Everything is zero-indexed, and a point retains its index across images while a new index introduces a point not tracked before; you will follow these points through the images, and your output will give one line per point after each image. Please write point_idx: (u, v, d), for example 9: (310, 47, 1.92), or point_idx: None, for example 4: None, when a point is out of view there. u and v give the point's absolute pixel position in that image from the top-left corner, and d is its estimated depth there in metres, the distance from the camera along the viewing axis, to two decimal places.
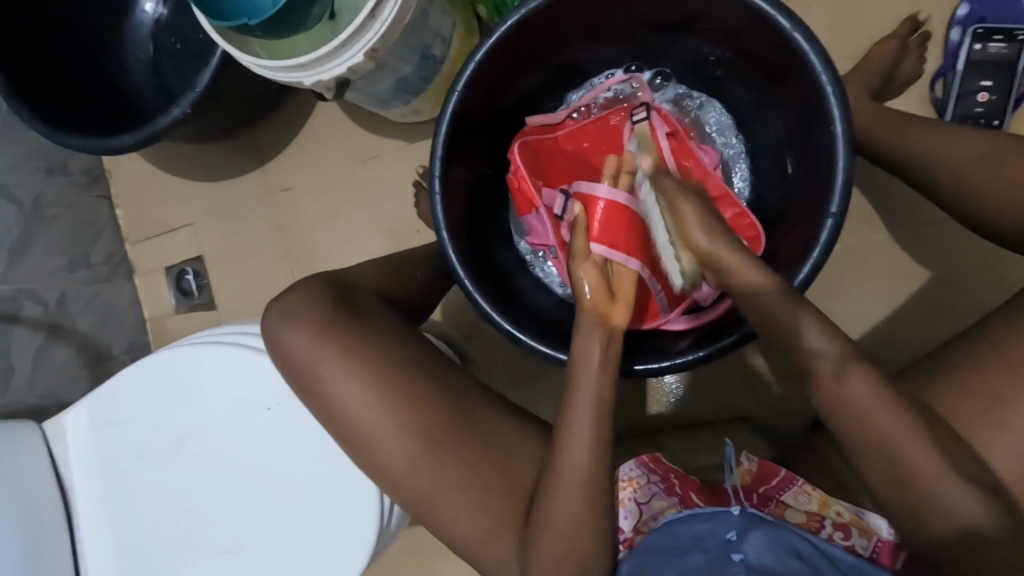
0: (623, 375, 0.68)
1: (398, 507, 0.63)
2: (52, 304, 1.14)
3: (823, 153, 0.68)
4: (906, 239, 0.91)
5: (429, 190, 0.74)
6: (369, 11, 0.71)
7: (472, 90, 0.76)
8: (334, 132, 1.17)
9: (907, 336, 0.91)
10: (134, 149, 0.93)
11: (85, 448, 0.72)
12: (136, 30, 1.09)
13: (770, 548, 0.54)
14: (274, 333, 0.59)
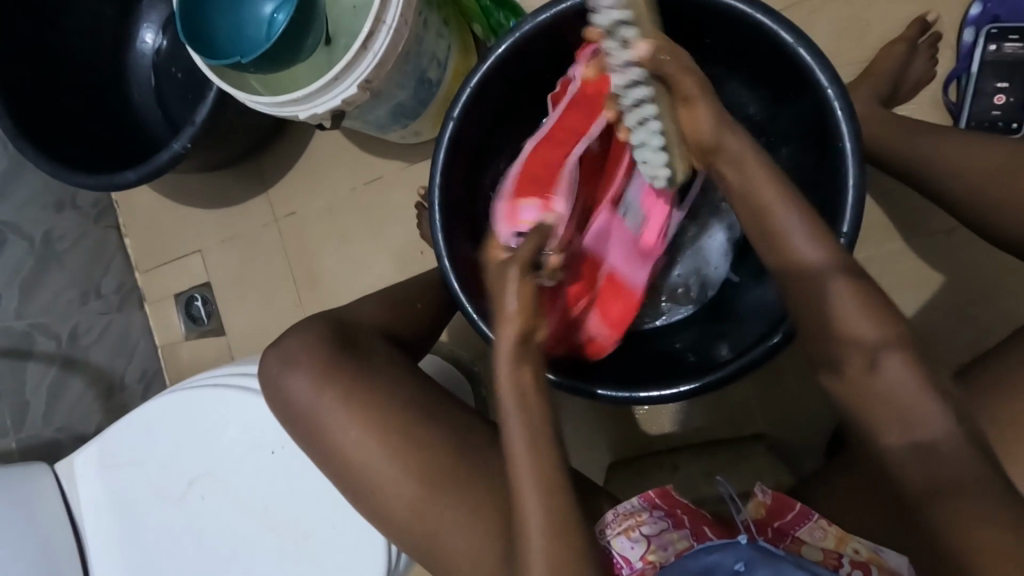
0: (589, 399, 0.67)
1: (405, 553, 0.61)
2: (65, 338, 1.15)
3: (831, 167, 0.66)
4: (924, 247, 0.88)
5: (429, 218, 0.74)
6: (361, 43, 0.70)
7: (470, 116, 0.76)
8: (336, 155, 1.16)
9: (932, 347, 0.87)
10: (137, 184, 0.93)
11: (99, 488, 0.72)
12: (138, 62, 1.10)
13: None
14: (275, 377, 0.59)
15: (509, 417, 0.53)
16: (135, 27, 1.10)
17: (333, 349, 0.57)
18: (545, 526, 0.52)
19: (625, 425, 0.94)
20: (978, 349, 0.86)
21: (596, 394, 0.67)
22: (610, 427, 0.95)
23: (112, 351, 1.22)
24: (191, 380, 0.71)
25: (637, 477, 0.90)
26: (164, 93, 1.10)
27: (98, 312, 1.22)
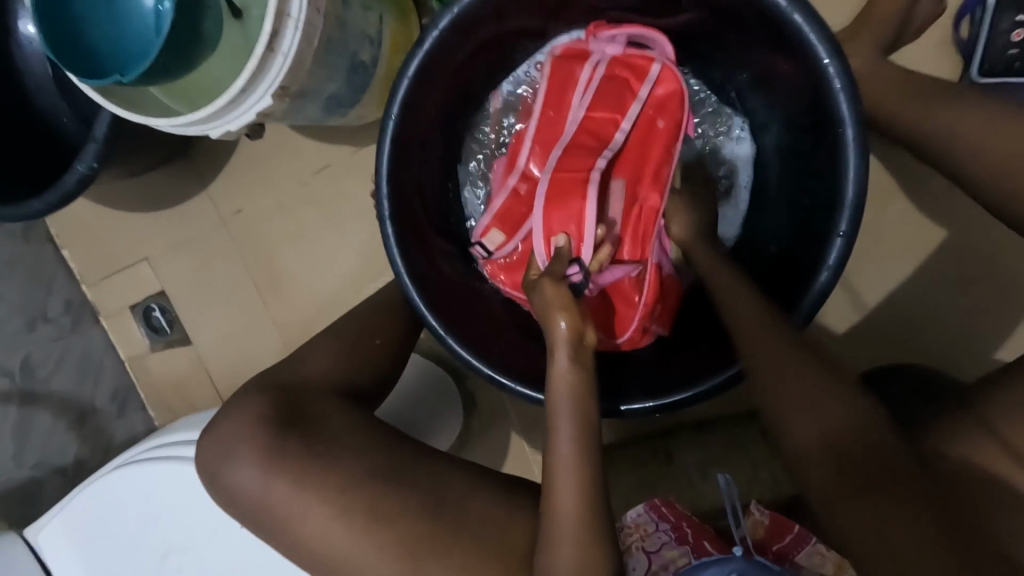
0: (609, 416, 0.65)
1: None
2: (18, 371, 1.05)
3: (829, 151, 0.60)
4: (924, 205, 0.81)
5: (381, 232, 0.67)
6: (266, 44, 0.58)
7: (411, 109, 0.67)
8: (278, 143, 1.04)
9: (936, 311, 0.82)
10: (49, 213, 0.82)
11: (73, 560, 0.68)
12: (25, 55, 0.94)
13: None
14: (217, 471, 0.56)
15: (561, 419, 0.56)
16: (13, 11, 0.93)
17: (275, 424, 0.55)
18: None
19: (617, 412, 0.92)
20: (982, 311, 0.81)
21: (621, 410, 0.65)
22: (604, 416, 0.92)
23: (75, 375, 1.12)
24: (152, 442, 0.67)
25: (633, 467, 0.86)
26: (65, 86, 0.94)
27: (50, 337, 1.11)
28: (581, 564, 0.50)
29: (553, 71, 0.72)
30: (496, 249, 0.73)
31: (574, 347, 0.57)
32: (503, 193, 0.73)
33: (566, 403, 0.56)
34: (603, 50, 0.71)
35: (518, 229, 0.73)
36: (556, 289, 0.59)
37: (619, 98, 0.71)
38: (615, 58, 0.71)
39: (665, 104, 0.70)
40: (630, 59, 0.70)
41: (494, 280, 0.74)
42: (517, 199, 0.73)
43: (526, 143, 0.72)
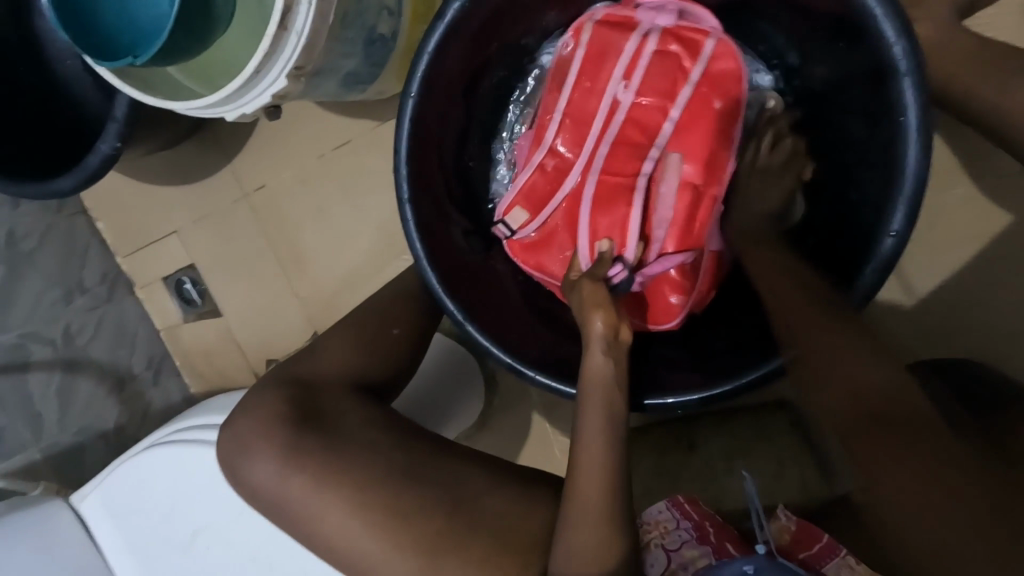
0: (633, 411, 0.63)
1: None
2: (60, 341, 1.11)
3: (886, 141, 0.55)
4: (985, 191, 0.75)
5: (399, 216, 0.66)
6: (279, 21, 0.56)
7: (432, 87, 0.64)
8: (299, 117, 1.02)
9: (993, 306, 0.76)
10: (77, 191, 0.82)
11: (110, 530, 0.71)
12: (47, 32, 0.93)
13: None
14: (237, 465, 0.56)
15: (592, 411, 0.55)
16: None
17: (294, 422, 0.55)
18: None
19: None
20: None
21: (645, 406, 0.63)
22: None
23: (111, 344, 1.16)
24: (182, 424, 0.68)
25: (655, 452, 0.86)
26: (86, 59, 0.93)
27: (86, 308, 1.14)
28: (602, 560, 0.51)
29: (592, 40, 0.67)
30: (518, 228, 0.70)
31: (610, 348, 0.57)
32: (528, 169, 0.70)
33: (596, 398, 0.56)
34: (650, 21, 0.66)
35: (544, 207, 0.69)
36: (594, 289, 0.60)
37: (668, 75, 0.65)
38: (665, 29, 0.66)
39: (721, 80, 0.65)
40: (682, 32, 0.66)
41: (516, 258, 0.71)
42: (545, 177, 0.69)
43: (557, 117, 0.68)
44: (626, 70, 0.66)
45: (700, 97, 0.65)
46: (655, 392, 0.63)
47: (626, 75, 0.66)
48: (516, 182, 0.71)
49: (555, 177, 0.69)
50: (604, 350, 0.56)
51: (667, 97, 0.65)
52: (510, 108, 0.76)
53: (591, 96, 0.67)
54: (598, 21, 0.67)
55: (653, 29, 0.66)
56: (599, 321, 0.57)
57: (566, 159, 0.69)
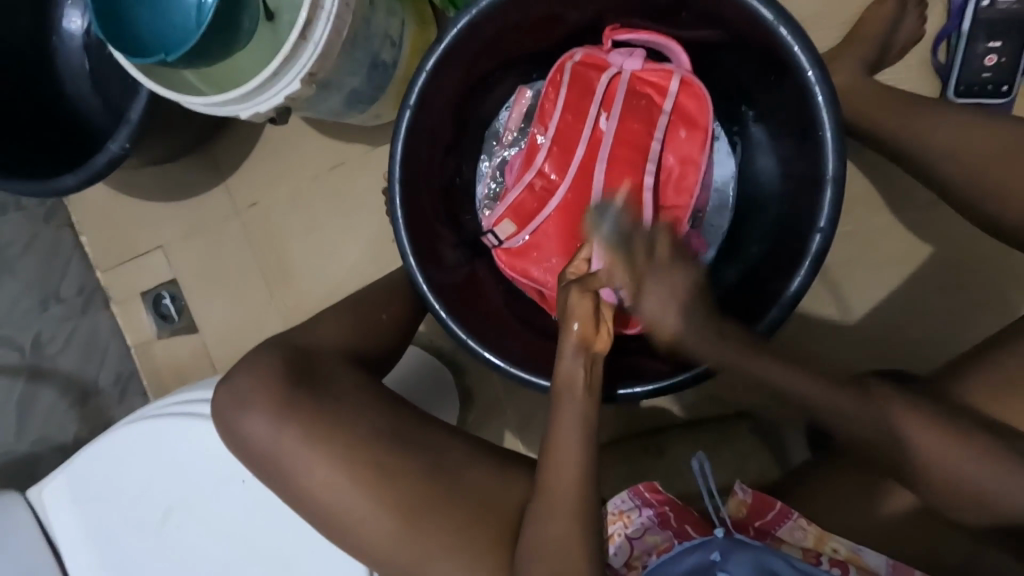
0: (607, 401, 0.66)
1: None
2: (28, 348, 1.06)
3: (812, 152, 0.64)
4: (909, 219, 0.85)
5: (390, 217, 0.71)
6: (299, 34, 0.64)
7: (427, 103, 0.71)
8: (294, 140, 1.07)
9: (921, 320, 0.85)
10: (77, 190, 0.86)
11: (71, 518, 0.71)
12: (65, 50, 0.99)
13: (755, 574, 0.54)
14: (230, 419, 0.60)
15: (564, 391, 0.58)
16: (60, 5, 0.99)
17: (287, 381, 0.59)
18: (536, 540, 0.54)
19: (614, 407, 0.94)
20: (963, 320, 0.84)
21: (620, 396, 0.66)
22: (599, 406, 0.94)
23: (81, 355, 1.12)
24: (166, 400, 0.71)
25: (625, 461, 0.88)
26: (100, 78, 0.99)
27: (59, 319, 1.11)
28: (578, 523, 0.54)
29: (573, 77, 0.75)
30: (506, 238, 0.77)
31: (581, 356, 0.57)
32: (517, 187, 0.76)
33: (568, 397, 0.57)
34: (622, 63, 0.75)
35: (530, 221, 0.75)
36: (581, 301, 0.57)
37: (643, 109, 0.74)
38: (636, 70, 0.75)
39: (689, 113, 0.74)
40: (648, 74, 0.75)
41: (503, 265, 0.77)
42: (532, 195, 0.76)
43: (545, 144, 0.75)
44: (605, 103, 0.75)
45: (673, 128, 0.74)
46: (629, 382, 0.67)
47: (605, 108, 0.74)
48: (505, 197, 0.77)
49: (542, 195, 0.76)
50: (585, 365, 0.57)
51: (643, 126, 0.74)
52: (494, 130, 0.83)
53: (570, 126, 0.75)
54: (578, 62, 0.76)
55: (627, 71, 0.74)
56: (577, 322, 0.57)
57: (552, 180, 0.75)
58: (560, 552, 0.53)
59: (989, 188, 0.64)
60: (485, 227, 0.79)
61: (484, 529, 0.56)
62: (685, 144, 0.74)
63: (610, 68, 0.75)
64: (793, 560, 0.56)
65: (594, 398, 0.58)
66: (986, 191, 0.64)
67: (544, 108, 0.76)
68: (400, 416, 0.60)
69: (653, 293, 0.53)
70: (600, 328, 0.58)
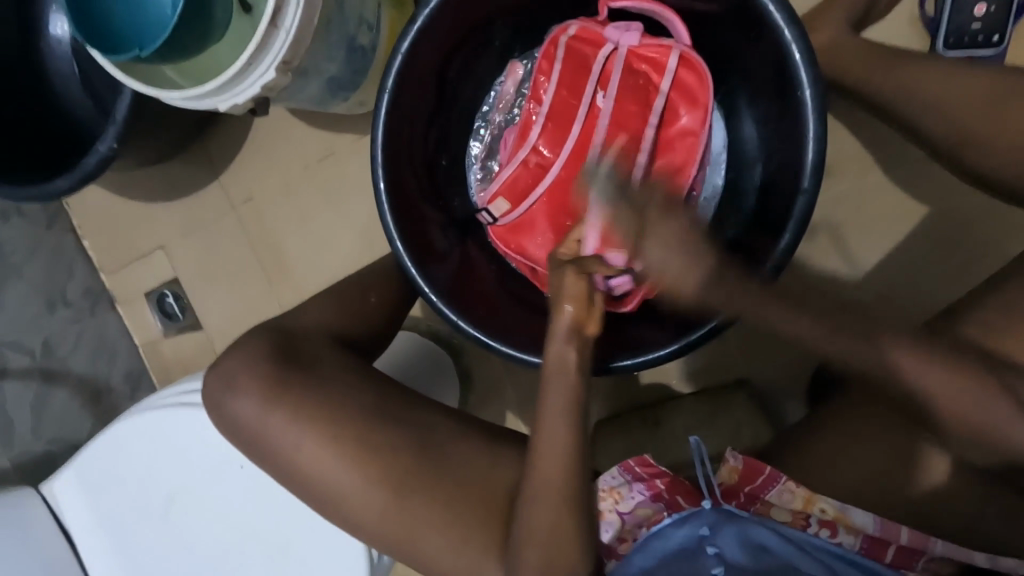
0: (600, 374, 0.67)
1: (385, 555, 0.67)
2: (39, 351, 1.08)
3: (792, 113, 0.63)
4: (903, 179, 0.84)
5: (376, 202, 0.70)
6: (269, 20, 0.65)
7: (405, 85, 0.70)
8: (282, 133, 1.07)
9: (918, 281, 0.84)
10: (71, 192, 0.87)
11: (88, 507, 0.76)
12: (54, 56, 1.00)
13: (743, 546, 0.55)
14: (225, 405, 0.62)
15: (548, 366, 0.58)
16: (45, 11, 1.00)
17: (278, 365, 0.61)
18: (526, 510, 0.56)
19: (611, 383, 0.94)
20: (959, 278, 0.83)
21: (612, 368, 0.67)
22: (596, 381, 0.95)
23: (90, 356, 1.14)
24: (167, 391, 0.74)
25: (622, 436, 0.89)
26: (88, 81, 1.00)
27: (69, 321, 1.13)
28: (566, 493, 0.55)
29: (568, 52, 0.73)
30: (501, 216, 0.75)
31: (573, 339, 0.57)
32: (511, 163, 0.74)
33: (558, 380, 0.57)
34: (617, 38, 0.73)
35: (524, 199, 0.74)
36: (575, 282, 0.57)
37: (638, 86, 0.72)
38: (632, 45, 0.72)
39: (687, 88, 0.72)
40: (645, 50, 0.72)
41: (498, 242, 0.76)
42: (527, 170, 0.74)
43: (540, 120, 0.73)
44: (599, 79, 0.73)
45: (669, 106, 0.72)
46: (621, 355, 0.68)
47: (600, 83, 0.73)
48: (500, 173, 0.75)
49: (537, 172, 0.74)
50: (576, 345, 0.57)
51: (636, 104, 0.72)
52: (483, 110, 0.82)
53: (566, 104, 0.73)
54: (574, 35, 0.73)
55: (622, 46, 0.72)
56: (569, 306, 0.56)
57: (547, 157, 0.74)
58: (548, 520, 0.55)
59: (978, 141, 0.62)
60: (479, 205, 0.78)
61: (474, 500, 0.59)
62: (683, 121, 0.72)
63: (606, 43, 0.73)
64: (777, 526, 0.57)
65: (584, 379, 0.58)
66: (975, 144, 0.63)
67: (537, 85, 0.74)
68: (390, 397, 0.62)
69: (660, 242, 0.45)
70: (593, 309, 0.57)
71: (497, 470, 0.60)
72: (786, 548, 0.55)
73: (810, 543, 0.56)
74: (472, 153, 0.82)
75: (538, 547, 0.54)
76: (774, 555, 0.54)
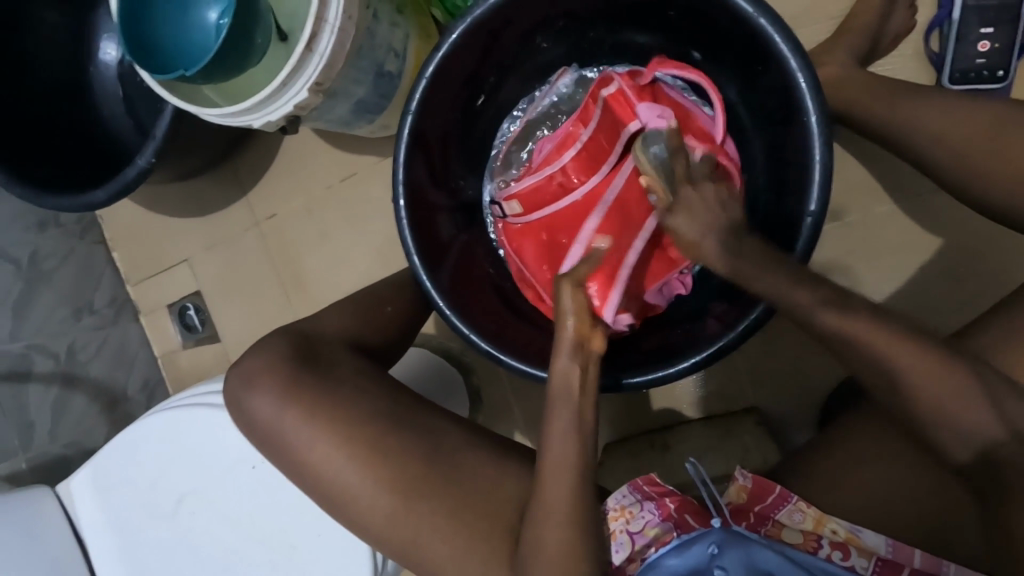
0: (612, 390, 0.67)
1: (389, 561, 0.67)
2: (63, 356, 1.11)
3: (798, 139, 0.65)
4: (912, 208, 0.85)
5: (395, 217, 0.72)
6: (305, 45, 0.70)
7: (430, 109, 0.73)
8: (307, 154, 1.11)
9: (928, 309, 0.84)
10: (108, 203, 0.92)
11: (99, 504, 0.77)
12: (101, 77, 1.07)
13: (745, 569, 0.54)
14: (241, 401, 0.64)
15: (559, 356, 0.59)
16: (96, 36, 1.07)
17: (295, 366, 0.63)
18: (534, 525, 0.55)
19: (620, 404, 0.94)
20: (968, 308, 0.84)
21: (622, 385, 0.67)
22: (605, 404, 0.95)
23: (111, 363, 1.17)
24: (186, 392, 0.76)
25: (631, 455, 0.89)
26: (130, 100, 1.06)
27: (91, 329, 1.15)
28: (571, 510, 0.55)
29: (603, 114, 0.73)
30: (513, 215, 0.77)
31: (578, 358, 0.59)
32: (537, 174, 0.75)
33: (561, 404, 0.58)
34: (649, 120, 0.68)
35: (537, 210, 0.75)
36: (574, 296, 0.59)
37: None
38: None
39: (713, 176, 0.71)
40: (684, 118, 0.73)
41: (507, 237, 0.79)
42: (548, 186, 0.74)
43: (576, 145, 0.73)
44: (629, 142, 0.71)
45: None
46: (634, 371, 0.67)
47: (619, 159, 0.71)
48: (526, 178, 0.76)
49: (559, 191, 0.74)
50: (581, 367, 0.58)
51: None
52: (505, 123, 0.85)
53: (595, 144, 0.73)
54: (609, 99, 0.72)
55: (649, 131, 0.68)
56: (571, 321, 0.59)
57: (573, 181, 0.73)
58: (554, 537, 0.54)
59: (982, 173, 0.63)
60: (494, 195, 0.80)
61: (479, 512, 0.59)
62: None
63: (635, 120, 0.69)
64: (783, 547, 0.57)
65: (586, 402, 0.58)
66: (979, 176, 0.64)
67: (582, 114, 0.74)
68: (401, 403, 0.63)
69: (684, 210, 0.56)
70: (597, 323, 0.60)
71: (507, 478, 0.61)
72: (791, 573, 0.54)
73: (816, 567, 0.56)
74: (489, 159, 0.84)
75: (542, 564, 0.54)
76: None
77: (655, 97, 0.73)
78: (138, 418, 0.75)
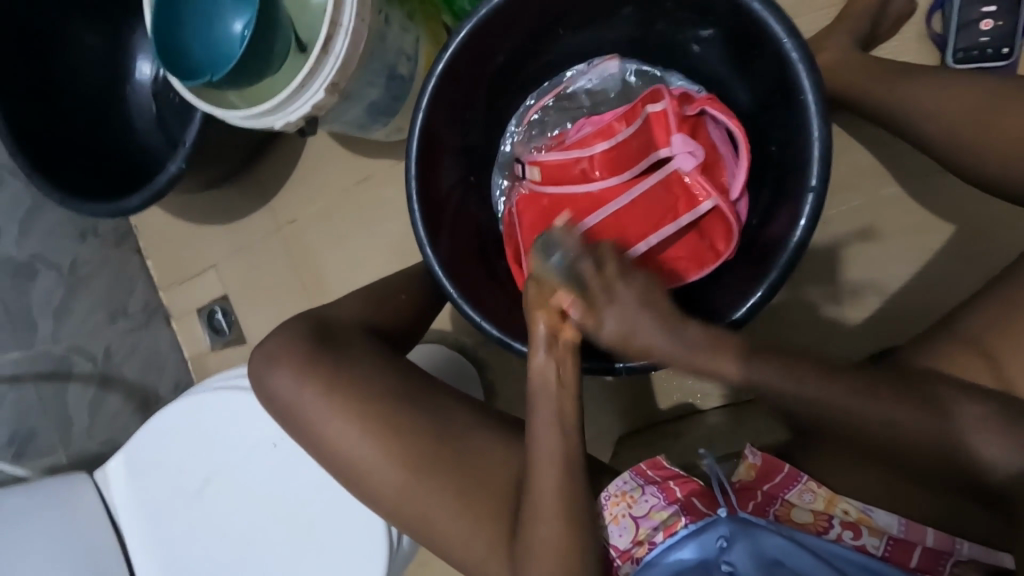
0: (608, 372, 0.67)
1: (404, 536, 0.69)
2: (100, 357, 1.17)
3: (797, 119, 0.66)
4: (924, 191, 0.84)
5: (407, 207, 0.74)
6: (320, 48, 0.75)
7: (439, 105, 0.76)
8: (326, 159, 1.16)
9: (943, 291, 0.84)
10: (141, 208, 0.97)
11: (132, 489, 0.81)
12: (136, 92, 1.14)
13: (757, 559, 0.54)
14: (265, 379, 0.67)
15: (537, 350, 0.56)
16: (132, 56, 1.14)
17: (315, 347, 0.66)
18: (543, 502, 0.56)
19: (633, 395, 0.95)
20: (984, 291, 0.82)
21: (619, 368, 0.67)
22: (618, 395, 0.96)
23: (143, 365, 1.23)
24: (212, 380, 0.80)
25: (643, 443, 0.89)
26: (162, 113, 1.13)
27: (125, 332, 1.21)
28: (577, 483, 0.57)
29: (644, 125, 0.76)
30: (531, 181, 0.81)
31: (556, 351, 0.56)
32: (566, 153, 0.79)
33: (542, 394, 0.57)
34: (679, 153, 0.74)
35: (554, 185, 0.79)
36: (537, 291, 0.54)
37: (670, 199, 0.75)
38: (686, 169, 0.74)
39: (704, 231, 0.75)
40: (711, 162, 0.76)
41: (518, 202, 0.81)
42: (571, 167, 0.79)
43: (611, 140, 0.77)
44: (655, 167, 0.77)
45: (698, 231, 0.76)
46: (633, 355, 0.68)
47: (641, 173, 0.77)
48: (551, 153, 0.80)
49: (578, 177, 0.78)
50: (555, 362, 0.56)
51: (677, 195, 0.75)
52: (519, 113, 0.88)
53: (626, 147, 0.77)
54: (653, 116, 0.76)
55: (676, 164, 0.75)
56: (543, 325, 0.55)
57: (595, 171, 0.78)
58: (560, 510, 0.56)
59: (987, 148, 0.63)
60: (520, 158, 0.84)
61: (489, 487, 0.61)
62: (700, 247, 0.75)
63: (666, 147, 0.75)
64: (793, 532, 0.55)
65: (568, 394, 0.57)
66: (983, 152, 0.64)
67: (622, 119, 0.77)
68: (414, 386, 0.65)
69: (614, 318, 0.52)
70: None
71: (514, 457, 0.62)
72: (801, 558, 0.53)
73: (829, 551, 0.54)
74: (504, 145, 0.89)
75: (551, 535, 0.55)
76: (788, 568, 0.53)
77: (695, 130, 0.76)
78: (168, 405, 0.79)
